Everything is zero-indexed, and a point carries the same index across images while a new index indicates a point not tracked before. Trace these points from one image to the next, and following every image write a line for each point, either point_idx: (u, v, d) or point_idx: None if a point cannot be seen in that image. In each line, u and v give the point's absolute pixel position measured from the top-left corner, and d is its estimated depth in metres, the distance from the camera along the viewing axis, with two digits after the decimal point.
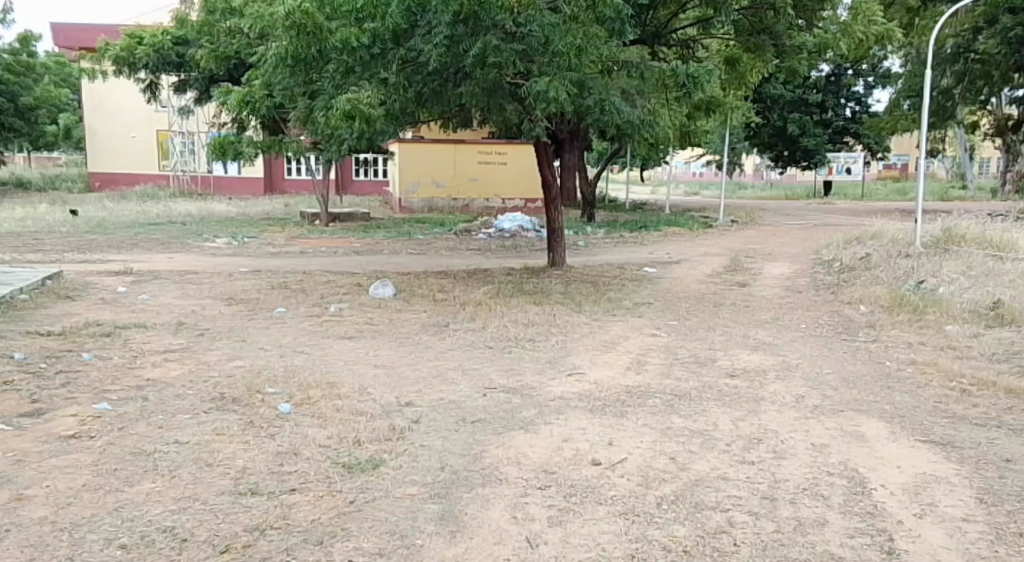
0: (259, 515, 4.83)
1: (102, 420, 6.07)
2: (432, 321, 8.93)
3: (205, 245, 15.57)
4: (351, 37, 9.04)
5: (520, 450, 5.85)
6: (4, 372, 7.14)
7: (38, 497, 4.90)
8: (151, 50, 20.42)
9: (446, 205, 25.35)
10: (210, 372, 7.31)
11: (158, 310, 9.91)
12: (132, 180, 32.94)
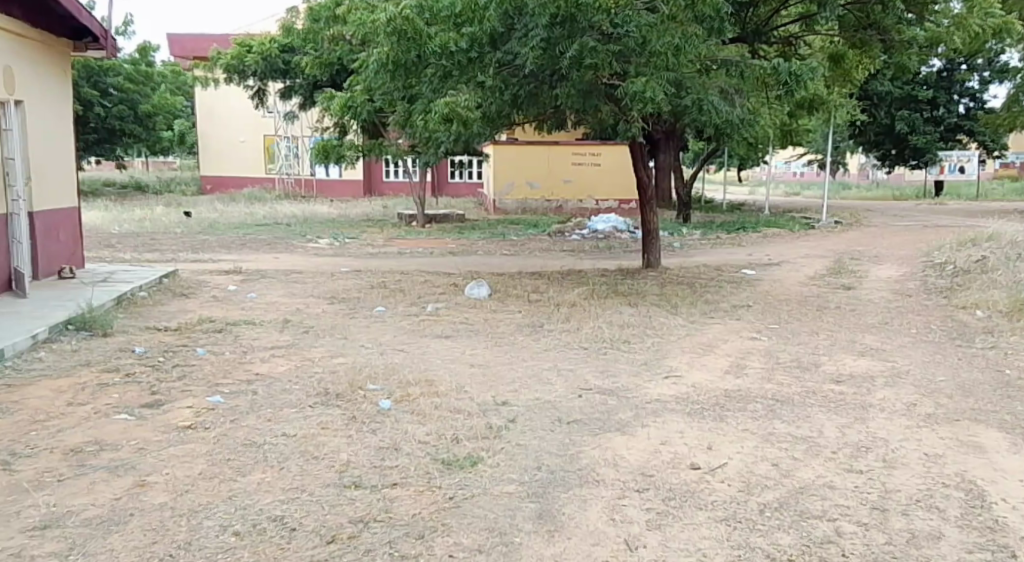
0: (363, 507, 4.94)
1: (216, 412, 6.30)
2: (527, 321, 8.97)
3: (308, 245, 16.01)
4: (450, 42, 9.25)
5: (618, 451, 5.83)
6: (126, 365, 7.49)
7: (158, 484, 5.11)
8: (259, 58, 21.02)
9: (540, 206, 25.53)
10: (315, 368, 7.51)
11: (265, 308, 10.23)
12: (239, 182, 33.99)
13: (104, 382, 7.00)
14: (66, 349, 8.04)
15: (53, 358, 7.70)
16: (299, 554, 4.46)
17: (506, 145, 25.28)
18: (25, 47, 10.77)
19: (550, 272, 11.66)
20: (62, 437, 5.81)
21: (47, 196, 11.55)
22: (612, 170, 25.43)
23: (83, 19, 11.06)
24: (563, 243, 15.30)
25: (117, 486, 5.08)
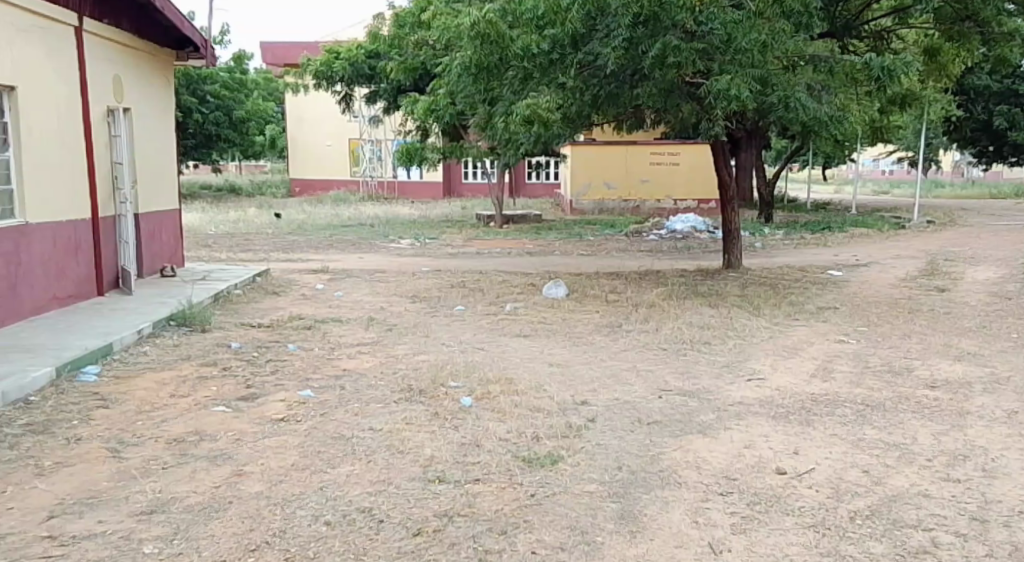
0: (447, 501, 4.96)
1: (306, 406, 6.42)
2: (605, 321, 8.92)
3: (390, 245, 16.24)
4: (531, 44, 9.42)
5: (700, 453, 5.74)
6: (223, 360, 7.71)
7: (255, 474, 5.23)
8: (347, 64, 21.39)
9: (617, 206, 25.36)
10: (399, 365, 7.61)
11: (350, 306, 10.39)
12: (326, 185, 34.58)
13: (204, 375, 7.22)
14: (167, 344, 8.32)
15: (155, 352, 7.98)
16: (386, 545, 4.49)
17: (583, 145, 25.30)
18: (131, 57, 11.23)
19: (629, 272, 11.58)
20: (165, 426, 6.00)
21: (152, 200, 11.98)
22: (690, 169, 25.14)
23: (185, 32, 11.49)
24: (642, 243, 15.18)
25: (217, 474, 5.21)
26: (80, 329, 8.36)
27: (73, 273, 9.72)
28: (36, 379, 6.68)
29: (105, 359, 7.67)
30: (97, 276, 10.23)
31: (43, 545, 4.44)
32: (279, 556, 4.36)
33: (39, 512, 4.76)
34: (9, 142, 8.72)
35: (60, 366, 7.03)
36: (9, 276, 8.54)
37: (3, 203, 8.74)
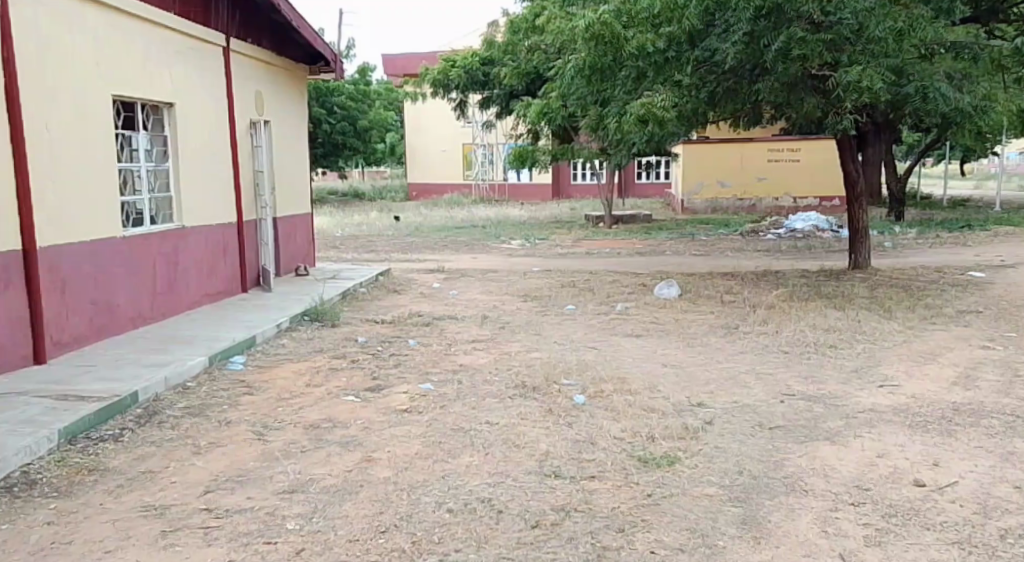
0: (564, 496, 4.97)
1: (427, 399, 6.69)
2: (720, 322, 8.61)
3: (501, 246, 16.26)
4: (647, 43, 9.22)
5: (827, 461, 5.37)
6: (352, 353, 8.11)
7: (383, 460, 5.50)
8: (463, 72, 21.50)
9: (732, 205, 24.80)
10: (513, 362, 7.73)
11: (464, 305, 10.43)
12: (441, 189, 34.91)
13: (336, 366, 7.63)
14: (301, 337, 8.70)
15: (292, 345, 8.42)
16: (506, 535, 4.54)
17: (697, 143, 24.71)
18: (271, 73, 11.55)
19: (747, 273, 11.20)
20: (302, 413, 6.39)
21: (290, 204, 12.36)
22: (814, 165, 24.49)
23: (317, 47, 11.71)
24: (760, 243, 14.66)
25: (349, 459, 5.52)
26: (226, 323, 8.79)
27: (223, 272, 10.13)
28: (190, 366, 7.16)
29: (249, 350, 8.12)
30: (242, 274, 10.62)
31: (201, 516, 4.75)
32: (408, 539, 4.52)
33: (197, 486, 5.12)
34: (169, 153, 9.09)
35: (211, 355, 7.52)
36: (169, 274, 8.97)
37: (163, 208, 9.19)
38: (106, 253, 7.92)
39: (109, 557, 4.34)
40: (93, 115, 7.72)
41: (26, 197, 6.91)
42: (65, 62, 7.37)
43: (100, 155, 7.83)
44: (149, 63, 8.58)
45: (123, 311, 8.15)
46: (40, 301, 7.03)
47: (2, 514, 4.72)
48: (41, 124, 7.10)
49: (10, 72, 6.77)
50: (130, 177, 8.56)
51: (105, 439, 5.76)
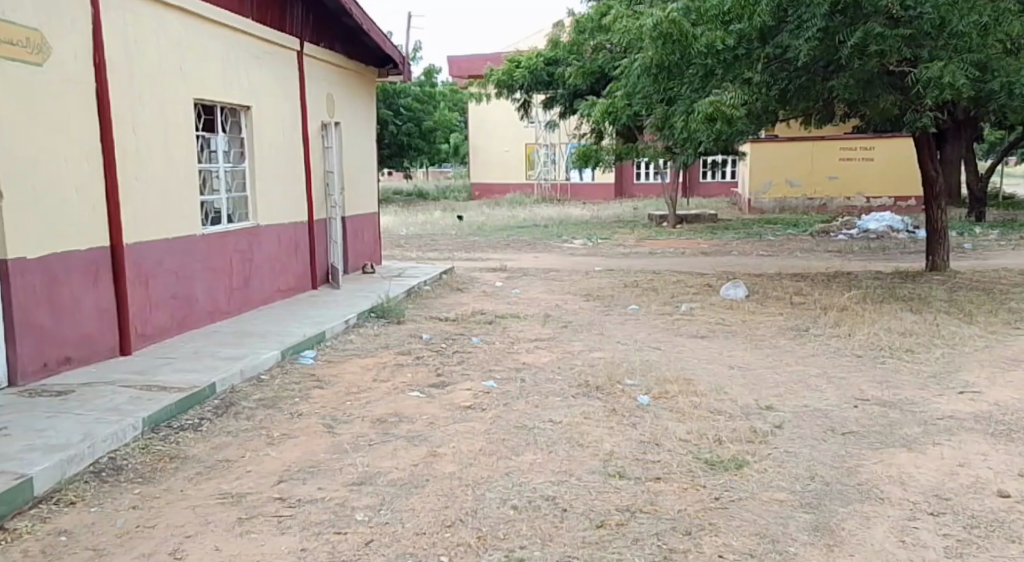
0: (629, 497, 4.87)
1: (490, 395, 6.66)
2: (789, 324, 8.41)
3: (563, 245, 16.19)
4: (717, 40, 9.09)
5: (904, 469, 5.17)
6: (417, 349, 8.11)
7: (447, 455, 5.48)
8: (527, 72, 21.47)
9: (801, 204, 24.38)
10: (576, 361, 7.65)
11: (526, 304, 10.37)
12: (503, 188, 34.93)
13: (400, 362, 7.65)
14: (368, 333, 8.77)
15: (359, 340, 8.47)
16: (571, 534, 4.47)
17: (766, 142, 24.21)
18: (342, 76, 11.69)
19: (816, 274, 10.95)
20: (370, 407, 6.41)
21: (358, 203, 12.48)
22: (888, 164, 23.90)
23: (386, 49, 11.84)
24: (829, 244, 14.30)
25: (414, 453, 5.51)
26: (296, 318, 8.91)
27: (294, 269, 10.26)
28: (265, 358, 7.25)
29: (320, 345, 8.19)
30: (313, 271, 10.74)
31: (275, 505, 4.79)
32: (472, 534, 4.47)
33: (270, 476, 5.17)
34: (246, 154, 9.24)
35: (284, 349, 7.60)
36: (244, 270, 9.10)
37: (239, 208, 9.34)
38: (186, 250, 8.05)
39: (190, 541, 4.39)
40: (175, 117, 7.86)
41: (116, 198, 7.04)
42: (150, 67, 7.52)
43: (181, 157, 7.96)
44: (228, 67, 8.71)
45: (200, 305, 8.28)
46: (126, 296, 7.16)
47: (90, 498, 4.82)
48: (129, 127, 7.24)
49: (101, 81, 6.89)
50: (208, 177, 8.71)
51: (186, 428, 5.85)
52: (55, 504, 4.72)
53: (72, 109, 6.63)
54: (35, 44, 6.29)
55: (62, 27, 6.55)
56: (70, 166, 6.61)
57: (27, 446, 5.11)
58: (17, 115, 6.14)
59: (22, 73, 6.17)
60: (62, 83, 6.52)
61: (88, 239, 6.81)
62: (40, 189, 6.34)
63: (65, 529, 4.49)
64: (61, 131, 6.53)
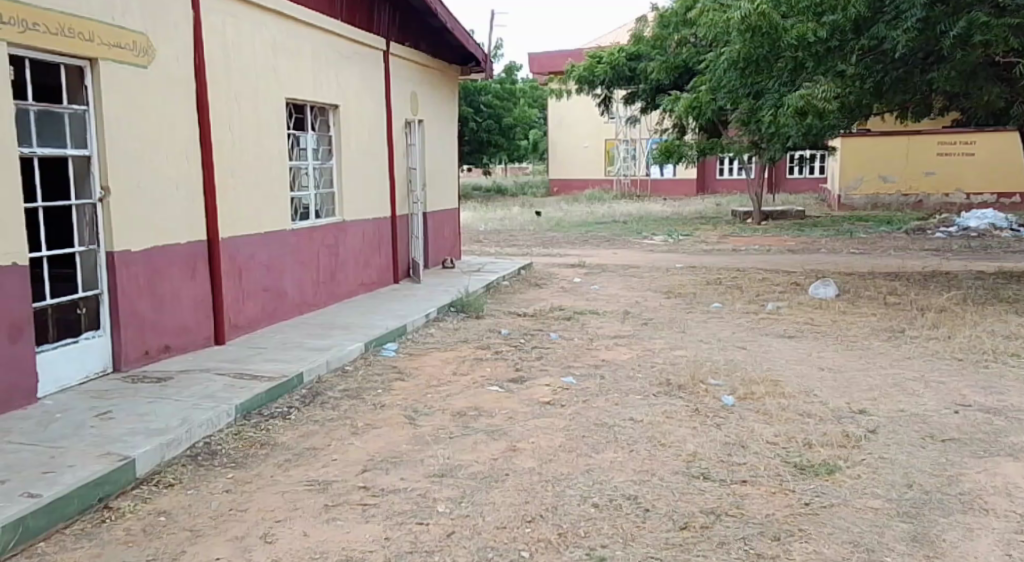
0: (714, 499, 4.74)
1: (569, 392, 6.59)
2: (883, 326, 8.12)
3: (644, 241, 16.01)
4: (807, 31, 8.95)
5: (1010, 479, 4.92)
6: (496, 344, 8.09)
7: (527, 451, 5.43)
8: (608, 68, 21.24)
9: (895, 201, 23.65)
10: (657, 359, 7.52)
11: (605, 300, 10.26)
12: (582, 184, 34.70)
13: (480, 356, 7.64)
14: (448, 327, 8.79)
15: (440, 334, 8.49)
16: (654, 534, 4.37)
17: (858, 138, 23.56)
18: (426, 75, 11.78)
19: (912, 273, 10.54)
20: (450, 400, 6.41)
21: (440, 199, 12.55)
22: (989, 158, 23.04)
23: (469, 47, 11.85)
24: (923, 242, 13.78)
25: (494, 447, 5.48)
26: (379, 311, 8.99)
27: (377, 263, 10.36)
28: (350, 350, 7.33)
29: (402, 338, 8.24)
30: (395, 265, 10.83)
31: (360, 494, 4.81)
32: (553, 531, 4.41)
33: (355, 465, 5.20)
34: (334, 151, 9.37)
35: (368, 341, 7.67)
36: (331, 265, 9.22)
37: (327, 204, 9.47)
38: (277, 244, 8.19)
39: (280, 526, 4.43)
40: (268, 114, 8.01)
41: (213, 191, 7.20)
42: (245, 67, 7.65)
43: (274, 154, 8.11)
44: (318, 66, 8.85)
45: (289, 298, 8.41)
46: (221, 289, 7.31)
47: (187, 480, 4.92)
48: (226, 123, 7.39)
49: (201, 80, 7.04)
50: (298, 174, 8.85)
51: (276, 415, 5.94)
52: (155, 486, 4.84)
53: (174, 107, 6.79)
54: (141, 47, 6.44)
55: (165, 29, 6.71)
56: (172, 161, 6.78)
57: (130, 429, 5.24)
58: (125, 115, 6.31)
59: (129, 75, 6.33)
60: (165, 82, 6.68)
61: (187, 232, 6.98)
62: (145, 184, 6.52)
63: (164, 509, 4.58)
64: (164, 128, 6.70)
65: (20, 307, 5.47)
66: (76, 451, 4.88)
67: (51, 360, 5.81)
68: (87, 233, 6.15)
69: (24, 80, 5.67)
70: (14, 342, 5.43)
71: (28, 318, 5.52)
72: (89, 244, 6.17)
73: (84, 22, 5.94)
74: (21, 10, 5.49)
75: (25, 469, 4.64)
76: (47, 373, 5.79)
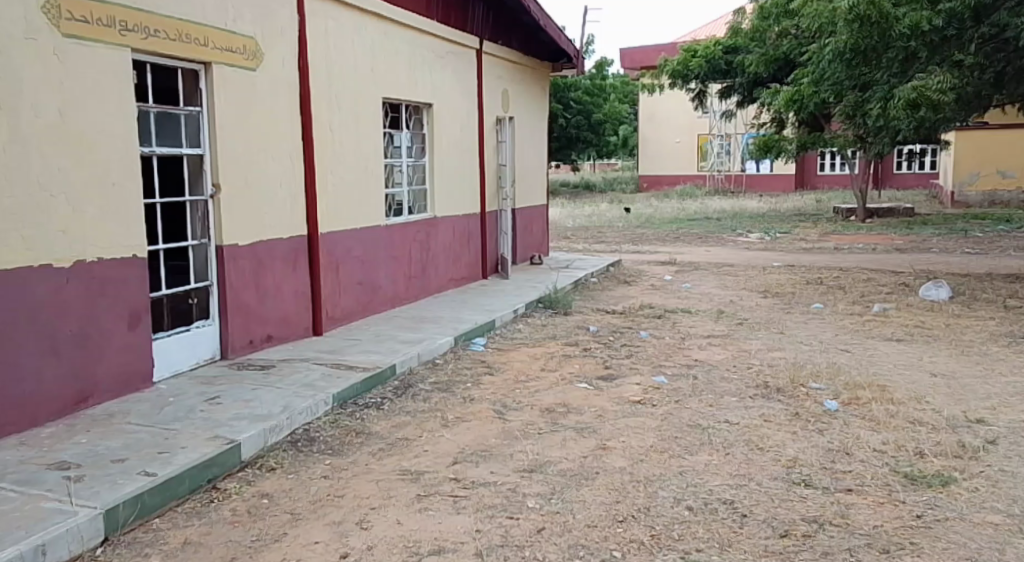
0: (818, 507, 4.50)
1: (661, 392, 6.38)
2: (1002, 331, 7.68)
3: (739, 238, 15.62)
4: (922, 20, 8.56)
5: None
6: (584, 341, 7.93)
7: (618, 449, 5.27)
8: (703, 61, 20.83)
9: (1012, 198, 22.52)
10: (753, 360, 7.25)
11: (698, 299, 10.01)
12: (673, 179, 34.21)
13: (568, 353, 7.50)
14: (536, 323, 8.68)
15: (527, 329, 8.38)
16: (752, 541, 4.16)
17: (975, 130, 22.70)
18: (518, 73, 11.70)
19: None
20: (539, 396, 6.30)
21: (528, 196, 12.46)
22: None
23: (561, 44, 11.71)
24: None
25: (584, 445, 5.33)
26: (468, 306, 8.94)
27: (466, 258, 10.31)
28: (440, 344, 7.29)
29: (490, 333, 8.17)
30: (485, 260, 10.79)
31: (450, 485, 4.74)
32: (645, 532, 4.24)
33: (446, 456, 5.13)
34: (426, 149, 9.39)
35: (456, 335, 7.62)
36: (422, 259, 9.21)
37: (420, 200, 9.47)
38: (372, 238, 8.22)
39: (374, 513, 4.39)
40: (367, 112, 8.03)
41: (315, 189, 7.26)
42: (345, 66, 7.68)
43: (371, 150, 8.14)
44: (414, 65, 8.85)
45: (381, 292, 8.43)
46: (319, 281, 7.36)
47: (288, 465, 4.94)
48: (326, 121, 7.44)
49: (305, 80, 7.10)
50: (392, 171, 8.87)
51: (370, 405, 5.93)
52: (259, 469, 4.87)
53: (280, 108, 6.87)
54: (251, 50, 6.51)
55: (274, 30, 6.77)
56: (278, 160, 6.86)
57: (235, 414, 5.29)
58: (237, 116, 6.40)
59: (240, 78, 6.42)
60: (273, 83, 6.76)
61: (289, 226, 7.04)
62: (253, 182, 6.61)
63: (267, 492, 4.59)
64: (272, 127, 6.77)
65: (139, 296, 5.58)
66: (187, 434, 4.94)
67: (164, 348, 5.91)
68: (199, 228, 6.25)
69: (144, 83, 5.77)
70: (133, 327, 5.55)
71: (146, 307, 5.64)
72: (201, 238, 6.26)
73: (198, 26, 6.01)
74: (142, 16, 5.58)
75: (140, 448, 4.71)
76: (161, 359, 5.90)
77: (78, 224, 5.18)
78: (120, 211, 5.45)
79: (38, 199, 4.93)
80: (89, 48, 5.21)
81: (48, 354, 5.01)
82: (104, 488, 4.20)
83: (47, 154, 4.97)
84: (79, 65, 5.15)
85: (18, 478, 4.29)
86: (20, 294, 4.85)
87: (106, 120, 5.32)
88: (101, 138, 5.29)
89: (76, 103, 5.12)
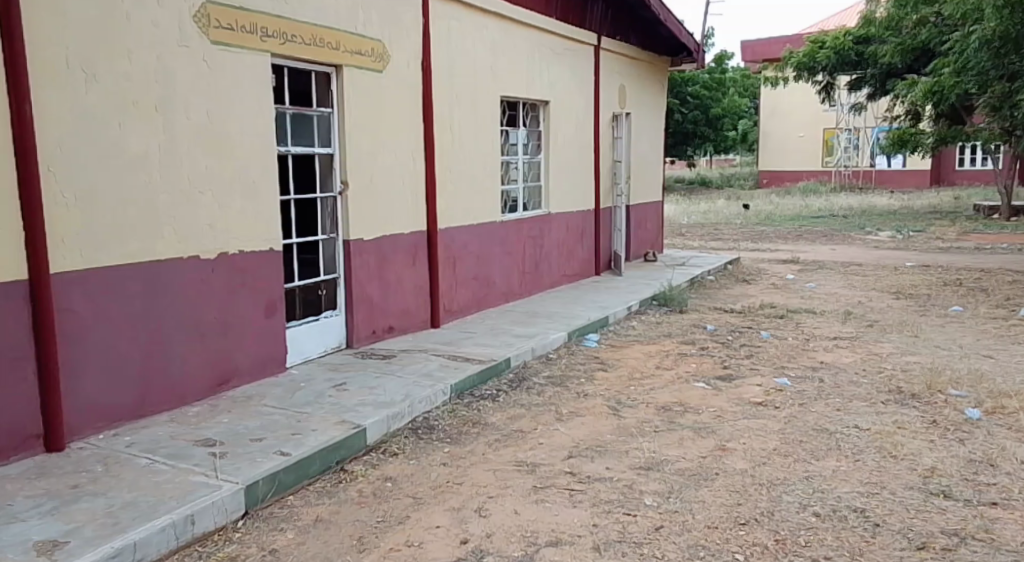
0: (958, 520, 4.23)
1: (783, 394, 6.15)
2: None
3: (867, 237, 14.97)
4: None
5: None
6: (701, 340, 7.74)
7: (739, 451, 5.10)
8: (832, 52, 20.08)
9: None
10: (885, 364, 6.91)
11: (823, 298, 9.63)
12: (796, 176, 33.23)
13: (684, 352, 7.33)
14: (651, 320, 8.53)
15: (642, 327, 8.24)
16: (885, 551, 3.95)
17: None
18: (636, 68, 11.54)
19: None
20: (654, 394, 6.17)
21: (643, 192, 12.28)
22: None
23: (681, 38, 11.48)
24: None
25: (702, 445, 5.19)
26: (582, 302, 8.87)
27: (580, 254, 10.24)
28: (553, 339, 7.25)
29: (604, 329, 8.08)
30: (598, 256, 10.70)
31: (567, 478, 4.69)
32: (770, 536, 4.08)
33: (561, 450, 5.08)
34: (543, 146, 9.35)
35: (570, 330, 7.56)
36: (536, 255, 9.19)
37: (535, 197, 9.46)
38: (488, 233, 8.25)
39: (492, 502, 4.38)
40: (486, 110, 8.07)
41: (437, 186, 7.34)
42: (466, 65, 7.74)
43: (490, 148, 8.17)
44: (533, 63, 8.84)
45: (496, 287, 8.45)
46: (437, 275, 7.44)
47: (410, 451, 4.99)
48: (447, 119, 7.51)
49: (428, 80, 7.16)
50: (508, 168, 8.89)
51: (486, 397, 5.94)
52: (383, 454, 4.94)
53: (405, 108, 6.96)
54: (379, 53, 6.62)
55: (400, 31, 6.87)
56: (403, 158, 6.96)
57: (360, 400, 5.38)
58: (366, 116, 6.53)
59: (370, 80, 6.54)
60: (399, 83, 6.86)
61: (412, 222, 7.14)
62: (380, 180, 6.72)
63: (390, 476, 4.65)
64: (398, 126, 6.87)
65: (274, 286, 5.75)
66: (317, 417, 5.06)
67: (296, 335, 6.08)
68: (328, 223, 6.40)
69: (282, 85, 5.94)
70: (269, 317, 5.72)
71: (281, 297, 5.80)
72: (330, 232, 6.41)
73: (332, 32, 6.14)
74: (281, 23, 5.73)
75: (276, 429, 4.85)
76: (292, 346, 6.06)
77: (223, 218, 5.36)
78: (260, 206, 5.62)
79: (187, 195, 5.12)
80: (234, 53, 5.38)
81: (194, 340, 5.21)
82: (244, 464, 4.34)
83: (194, 152, 5.15)
84: (225, 69, 5.32)
85: (165, 451, 4.48)
86: (171, 284, 5.05)
87: (247, 120, 5.49)
88: (241, 134, 5.45)
89: (219, 101, 5.29)
